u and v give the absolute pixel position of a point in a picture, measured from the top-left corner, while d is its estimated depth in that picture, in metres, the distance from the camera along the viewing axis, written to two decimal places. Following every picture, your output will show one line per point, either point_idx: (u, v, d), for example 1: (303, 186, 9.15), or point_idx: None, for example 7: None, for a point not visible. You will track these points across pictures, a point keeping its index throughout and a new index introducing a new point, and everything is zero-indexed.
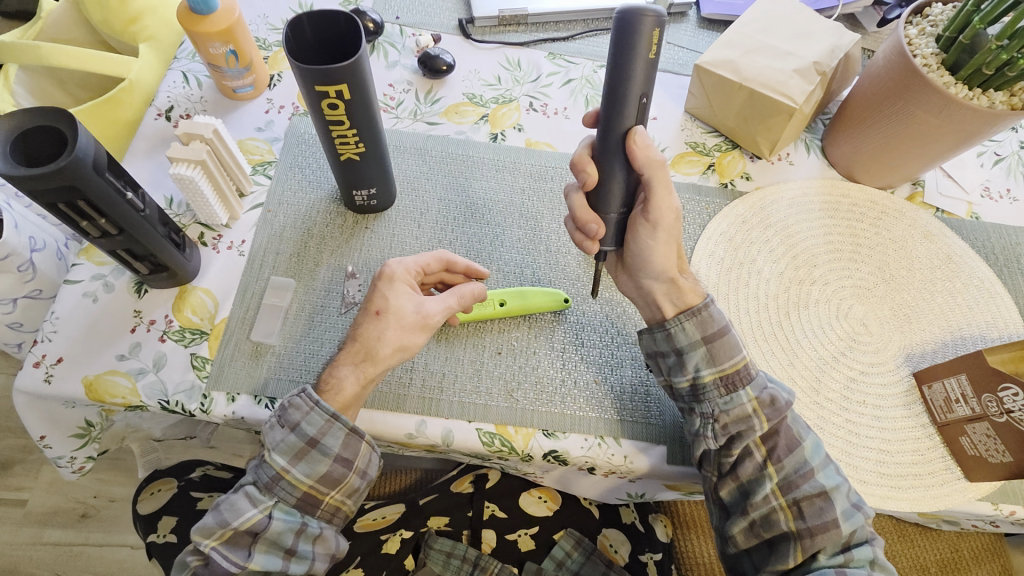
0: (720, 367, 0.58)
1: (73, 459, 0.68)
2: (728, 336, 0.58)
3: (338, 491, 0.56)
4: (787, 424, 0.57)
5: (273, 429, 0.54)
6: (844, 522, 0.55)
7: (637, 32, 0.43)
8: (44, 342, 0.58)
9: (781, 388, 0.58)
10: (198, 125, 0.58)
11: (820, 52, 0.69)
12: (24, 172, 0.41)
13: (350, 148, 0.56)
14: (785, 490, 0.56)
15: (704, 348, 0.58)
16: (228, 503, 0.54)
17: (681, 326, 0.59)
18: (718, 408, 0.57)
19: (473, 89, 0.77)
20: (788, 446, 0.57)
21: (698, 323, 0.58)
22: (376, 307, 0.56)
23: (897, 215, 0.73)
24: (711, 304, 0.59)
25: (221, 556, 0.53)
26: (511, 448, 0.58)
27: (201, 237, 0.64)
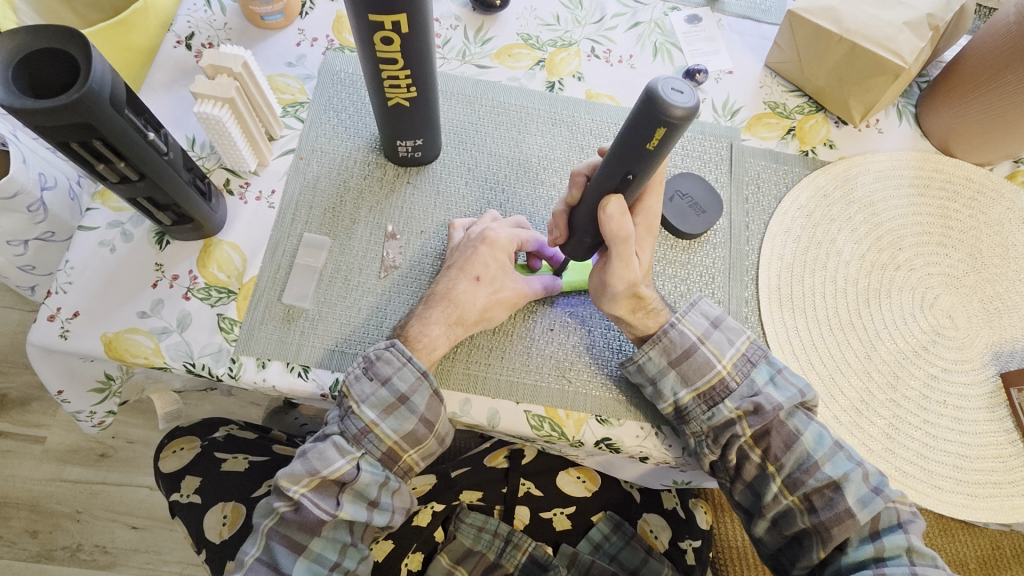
0: (695, 386, 0.53)
1: (93, 413, 0.64)
2: (697, 354, 0.54)
3: (419, 450, 0.54)
4: (780, 420, 0.53)
5: (360, 382, 0.52)
6: (861, 511, 0.51)
7: (649, 120, 0.38)
8: (58, 294, 0.53)
9: (773, 394, 0.53)
10: (226, 57, 0.50)
11: (934, 4, 0.59)
12: (33, 105, 0.34)
13: (400, 92, 0.49)
14: (793, 487, 0.53)
15: (674, 371, 0.54)
16: (316, 451, 0.52)
17: (647, 357, 0.53)
18: (700, 424, 0.52)
19: (529, 28, 0.68)
20: (785, 442, 0.53)
21: (664, 347, 0.54)
22: (475, 273, 0.54)
23: (995, 195, 0.66)
24: (673, 326, 0.54)
25: (311, 503, 0.52)
26: (561, 434, 0.54)
27: (227, 184, 0.58)
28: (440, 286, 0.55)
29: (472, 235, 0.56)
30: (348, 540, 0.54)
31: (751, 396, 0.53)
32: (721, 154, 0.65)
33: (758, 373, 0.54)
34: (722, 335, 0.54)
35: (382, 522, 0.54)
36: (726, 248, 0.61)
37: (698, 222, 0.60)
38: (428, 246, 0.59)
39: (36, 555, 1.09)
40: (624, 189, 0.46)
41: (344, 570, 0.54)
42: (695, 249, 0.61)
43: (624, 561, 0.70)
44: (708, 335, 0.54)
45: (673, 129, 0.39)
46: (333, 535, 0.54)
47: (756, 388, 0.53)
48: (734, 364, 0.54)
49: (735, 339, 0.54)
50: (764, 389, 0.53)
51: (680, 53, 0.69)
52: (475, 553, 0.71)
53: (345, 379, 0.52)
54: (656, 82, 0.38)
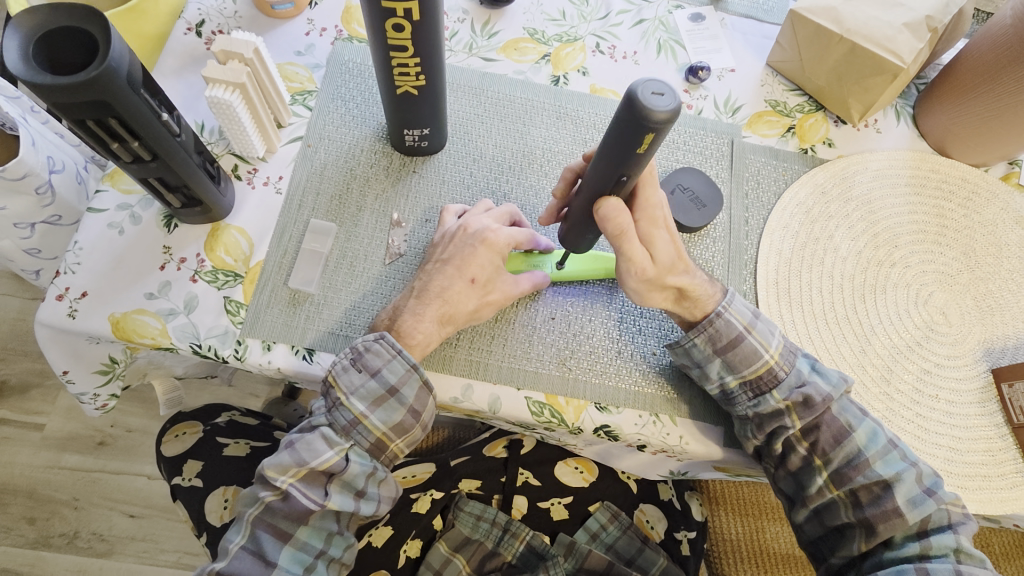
0: (741, 374, 0.55)
1: (97, 396, 0.65)
2: (743, 344, 0.55)
3: (405, 439, 0.55)
4: (831, 414, 0.54)
5: (349, 373, 0.52)
6: (910, 510, 0.52)
7: (633, 126, 0.39)
8: (67, 274, 0.53)
9: (820, 384, 0.54)
10: (238, 43, 0.51)
11: (933, 6, 0.61)
12: (54, 81, 0.35)
13: (409, 80, 0.50)
14: (838, 482, 0.54)
15: (719, 360, 0.55)
16: (303, 442, 0.52)
17: (693, 342, 0.55)
18: (746, 411, 0.54)
19: (535, 23, 0.69)
20: (834, 437, 0.54)
21: (708, 335, 0.55)
22: (471, 274, 0.54)
23: (989, 196, 0.67)
24: (720, 315, 0.55)
25: (299, 493, 0.52)
26: (560, 420, 0.55)
27: (235, 169, 0.59)
28: (436, 284, 0.54)
29: (469, 232, 0.56)
30: (334, 529, 0.55)
31: (800, 387, 0.54)
32: (722, 150, 0.66)
33: (802, 363, 0.55)
34: (765, 326, 0.55)
35: (369, 511, 0.54)
36: (726, 242, 0.62)
37: (698, 216, 0.61)
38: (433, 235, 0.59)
39: (32, 541, 1.09)
40: (618, 187, 0.47)
41: (329, 557, 0.55)
42: (695, 243, 0.62)
43: (620, 550, 0.72)
44: (753, 325, 0.55)
45: (658, 132, 0.40)
46: (319, 524, 0.54)
47: (803, 378, 0.54)
48: (780, 355, 0.55)
49: (778, 331, 0.56)
50: (810, 378, 0.54)
51: (683, 50, 0.70)
52: (473, 542, 0.73)
53: (333, 370, 0.52)
54: (636, 88, 0.38)
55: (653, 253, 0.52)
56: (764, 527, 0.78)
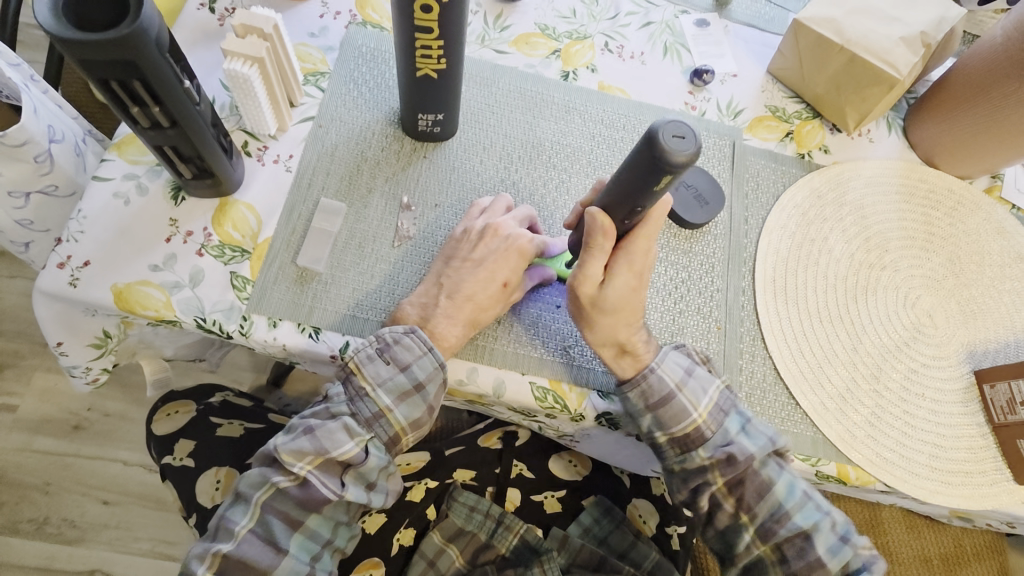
0: (668, 431, 0.56)
1: (88, 370, 0.63)
2: (673, 402, 0.55)
3: (416, 434, 0.56)
4: (753, 470, 0.57)
5: (378, 366, 0.53)
6: (829, 559, 0.58)
7: (652, 162, 0.41)
8: (69, 242, 0.52)
9: (745, 445, 0.55)
10: (258, 18, 0.51)
11: (927, 22, 0.64)
12: (101, 42, 0.35)
13: (430, 63, 0.51)
14: (765, 537, 0.59)
15: (651, 415, 0.56)
16: (324, 430, 0.52)
17: (623, 397, 0.55)
18: (674, 463, 0.58)
19: (546, 19, 0.71)
20: (757, 491, 0.57)
21: (641, 390, 0.55)
22: (503, 279, 0.55)
23: (973, 207, 0.70)
24: (653, 372, 0.55)
25: (317, 481, 0.52)
26: (563, 406, 0.55)
27: (245, 146, 0.59)
28: (467, 288, 0.54)
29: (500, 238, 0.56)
30: (342, 520, 0.56)
31: (726, 445, 0.56)
32: (723, 151, 0.68)
33: (732, 422, 0.56)
34: (697, 383, 0.56)
35: (378, 503, 0.55)
36: (727, 239, 0.64)
37: (701, 213, 0.63)
38: (442, 220, 0.60)
39: None
40: (626, 215, 0.48)
41: (334, 547, 0.56)
42: (697, 239, 0.64)
43: (613, 543, 0.72)
44: (684, 382, 0.56)
45: (676, 173, 0.41)
46: (331, 514, 0.55)
47: (729, 438, 0.56)
48: (708, 414, 0.56)
49: (714, 390, 0.56)
50: (736, 439, 0.56)
51: (688, 54, 0.72)
52: (467, 533, 0.73)
53: (359, 358, 0.52)
54: (659, 127, 0.40)
55: (606, 282, 0.52)
56: None
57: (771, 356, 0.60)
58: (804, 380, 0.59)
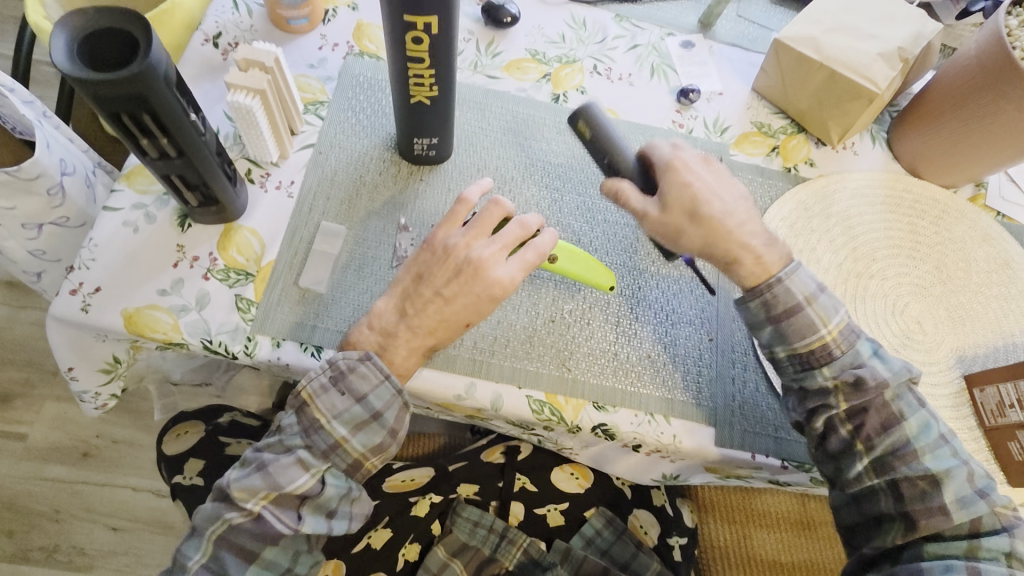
0: (792, 345, 0.56)
1: (98, 394, 0.65)
2: (802, 314, 0.55)
3: (380, 458, 0.57)
4: (882, 398, 0.55)
5: (332, 397, 0.53)
6: (958, 510, 0.52)
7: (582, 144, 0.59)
8: (81, 269, 0.55)
9: (878, 368, 0.55)
10: (259, 52, 0.54)
11: (904, 38, 0.66)
12: (117, 79, 0.37)
13: (423, 90, 0.53)
14: (881, 470, 0.55)
15: (820, 367, 0.56)
16: (278, 465, 0.53)
17: (747, 305, 0.57)
18: (792, 380, 0.57)
19: (536, 45, 0.74)
20: (882, 423, 0.54)
21: (796, 332, 0.56)
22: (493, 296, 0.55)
23: (958, 215, 0.71)
24: (804, 307, 0.55)
25: (271, 515, 0.53)
26: (560, 418, 0.57)
27: (248, 173, 0.61)
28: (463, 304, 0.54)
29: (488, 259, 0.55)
30: (302, 548, 0.57)
31: (855, 367, 0.55)
32: None
33: (862, 346, 0.56)
34: (828, 300, 0.56)
35: (340, 530, 0.56)
36: None
37: None
38: None
39: (9, 555, 1.07)
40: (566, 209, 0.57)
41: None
42: None
43: (614, 555, 0.73)
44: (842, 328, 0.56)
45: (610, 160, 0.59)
46: (290, 545, 0.56)
47: (860, 360, 0.55)
48: (838, 332, 0.56)
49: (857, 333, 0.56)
50: (868, 362, 0.55)
51: (675, 74, 0.75)
52: (470, 548, 0.74)
53: (312, 389, 0.53)
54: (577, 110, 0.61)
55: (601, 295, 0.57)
56: (750, 534, 0.79)
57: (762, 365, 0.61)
58: None
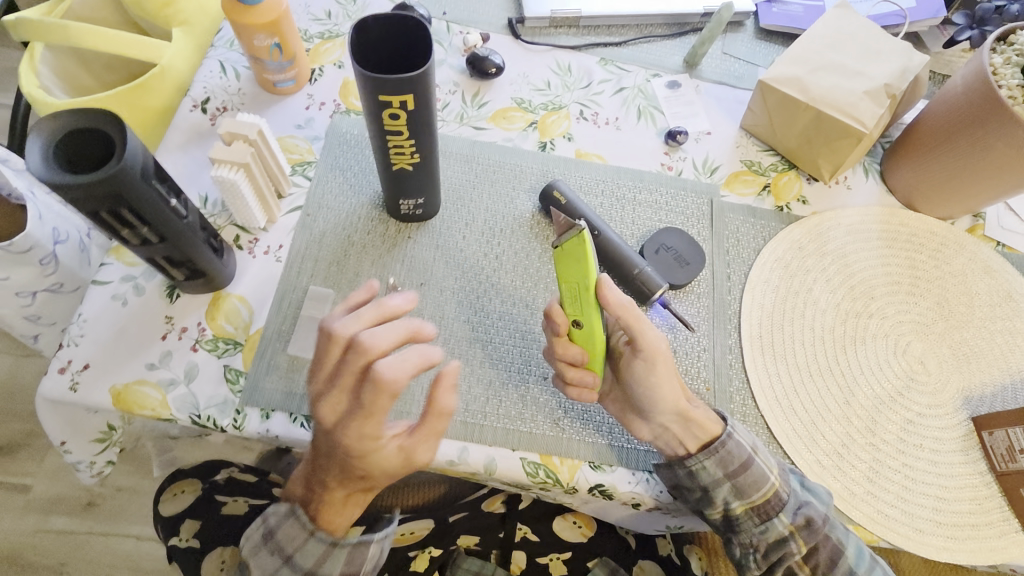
0: (750, 499, 0.56)
1: (93, 463, 0.65)
2: (753, 467, 0.55)
3: None
4: (825, 534, 0.55)
5: (292, 531, 0.53)
6: None
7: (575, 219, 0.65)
8: (70, 346, 0.55)
9: (815, 504, 0.55)
10: (243, 125, 0.54)
11: (891, 73, 0.66)
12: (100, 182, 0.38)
13: (404, 158, 0.53)
14: None
15: (729, 483, 0.55)
16: None
17: (703, 465, 0.54)
18: (755, 535, 0.57)
19: (522, 93, 0.74)
20: (832, 557, 0.55)
21: (721, 459, 0.55)
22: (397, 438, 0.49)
23: (958, 247, 0.70)
24: (730, 437, 0.55)
25: None
26: (556, 480, 0.55)
27: (236, 240, 0.61)
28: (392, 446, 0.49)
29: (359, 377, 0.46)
30: None
31: (800, 508, 0.55)
32: (702, 209, 0.69)
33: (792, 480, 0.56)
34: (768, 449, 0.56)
35: None
36: (710, 297, 0.65)
37: (682, 273, 0.64)
38: (428, 299, 0.61)
39: None
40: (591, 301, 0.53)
41: None
42: (681, 299, 0.64)
43: None
44: (757, 445, 0.55)
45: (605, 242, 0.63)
46: None
47: (799, 499, 0.55)
48: (781, 478, 0.55)
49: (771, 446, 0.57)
50: (805, 498, 0.55)
51: (662, 116, 0.75)
52: None
53: (268, 530, 0.54)
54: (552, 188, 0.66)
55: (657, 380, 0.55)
56: None
57: (763, 415, 0.60)
58: (797, 438, 0.59)
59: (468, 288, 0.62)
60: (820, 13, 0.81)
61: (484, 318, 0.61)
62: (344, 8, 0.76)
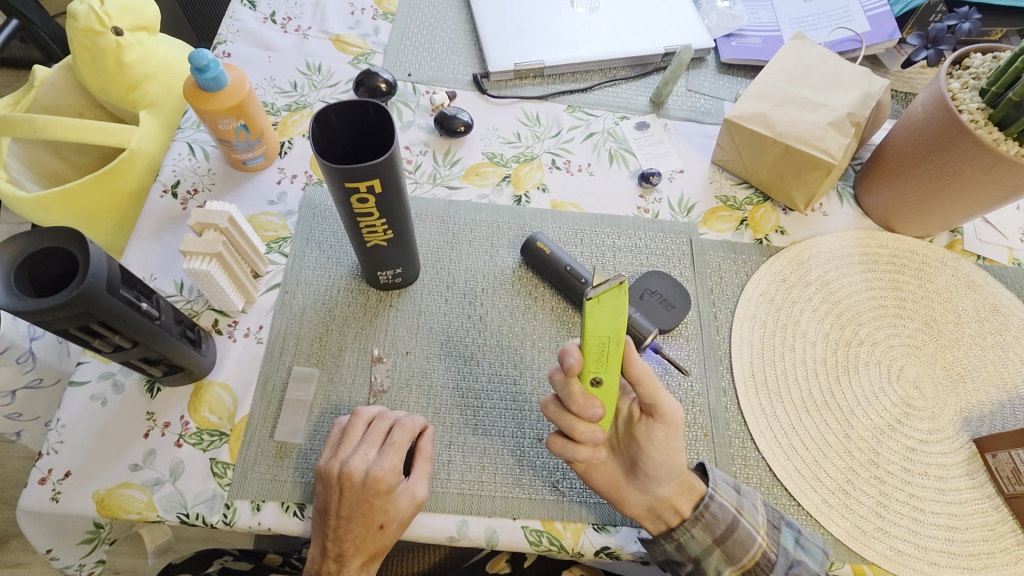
0: (738, 563, 0.54)
1: (81, 566, 0.61)
2: (738, 528, 0.53)
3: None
4: None
5: None
6: None
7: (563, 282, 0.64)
8: (49, 454, 0.53)
9: (808, 564, 0.52)
10: (212, 214, 0.54)
11: (851, 102, 0.67)
12: (68, 297, 0.37)
13: (378, 235, 0.52)
14: None
15: (718, 549, 0.54)
16: None
17: (690, 536, 0.54)
18: None
19: (493, 147, 0.75)
20: None
21: (706, 523, 0.54)
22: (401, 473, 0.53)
23: (938, 264, 0.71)
24: (713, 498, 0.53)
25: None
26: (560, 547, 0.54)
27: (215, 324, 0.60)
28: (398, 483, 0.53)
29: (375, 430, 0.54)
30: None
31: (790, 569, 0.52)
32: (682, 249, 0.69)
33: (785, 538, 0.53)
34: (750, 501, 0.54)
35: None
36: (699, 338, 0.64)
37: (669, 317, 0.64)
38: (415, 368, 0.60)
39: None
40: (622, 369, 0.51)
41: None
42: (670, 343, 0.64)
43: None
44: (741, 504, 0.54)
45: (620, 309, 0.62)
46: None
47: (791, 558, 0.52)
48: (767, 535, 0.53)
49: (759, 501, 0.54)
50: (798, 558, 0.52)
51: (634, 157, 0.75)
52: None
53: None
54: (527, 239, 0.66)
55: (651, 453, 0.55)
56: None
57: (763, 456, 0.59)
58: (800, 478, 0.58)
59: (454, 352, 0.61)
60: (777, 43, 0.83)
61: (472, 382, 0.60)
62: (310, 78, 0.77)
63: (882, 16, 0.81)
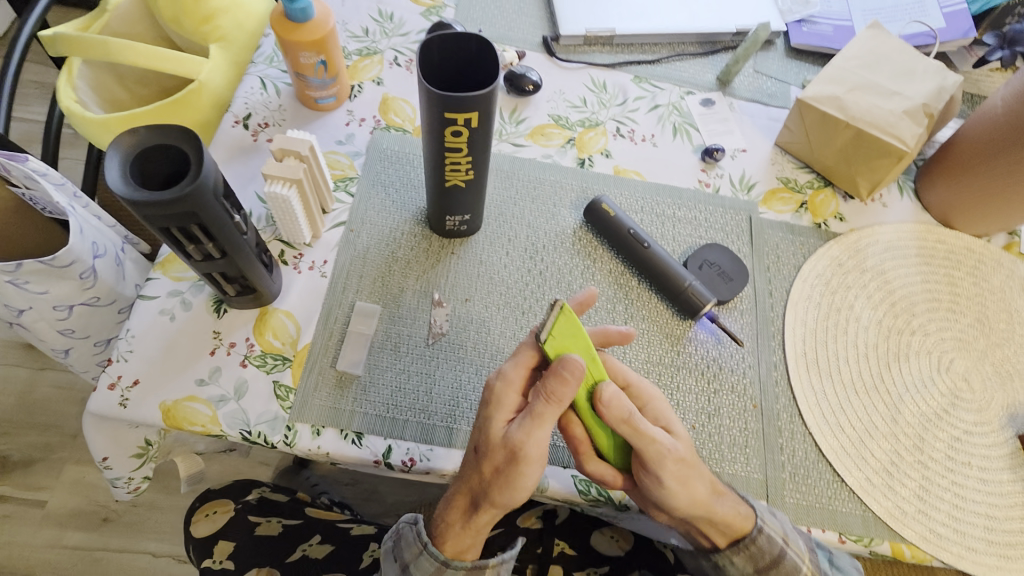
0: None
1: (131, 480, 0.62)
2: (786, 561, 0.53)
3: None
4: None
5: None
6: None
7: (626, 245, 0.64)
8: (119, 362, 0.54)
9: None
10: (295, 141, 0.54)
11: (927, 92, 0.66)
12: (179, 191, 0.38)
13: (458, 175, 0.53)
14: None
15: None
16: None
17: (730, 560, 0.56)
18: None
19: (559, 110, 0.75)
20: None
21: (752, 554, 0.54)
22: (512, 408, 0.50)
23: (994, 264, 0.71)
24: (761, 532, 0.52)
25: None
26: (607, 498, 0.55)
27: (281, 255, 0.61)
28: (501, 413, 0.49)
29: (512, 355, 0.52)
30: None
31: None
32: (741, 226, 0.70)
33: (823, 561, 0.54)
34: (792, 529, 0.54)
35: None
36: (753, 313, 0.65)
37: (726, 289, 0.65)
38: (474, 314, 0.61)
39: None
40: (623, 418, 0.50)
41: None
42: (725, 315, 0.64)
43: None
44: (788, 534, 0.53)
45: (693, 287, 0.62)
46: None
47: None
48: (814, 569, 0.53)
49: (799, 527, 0.54)
50: None
51: (697, 133, 0.75)
52: None
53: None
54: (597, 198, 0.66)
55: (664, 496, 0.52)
56: None
57: (810, 432, 0.60)
58: (845, 455, 0.59)
59: (513, 304, 0.62)
60: (849, 33, 0.82)
61: (530, 334, 0.61)
62: (381, 25, 0.77)
63: (957, 13, 0.81)
